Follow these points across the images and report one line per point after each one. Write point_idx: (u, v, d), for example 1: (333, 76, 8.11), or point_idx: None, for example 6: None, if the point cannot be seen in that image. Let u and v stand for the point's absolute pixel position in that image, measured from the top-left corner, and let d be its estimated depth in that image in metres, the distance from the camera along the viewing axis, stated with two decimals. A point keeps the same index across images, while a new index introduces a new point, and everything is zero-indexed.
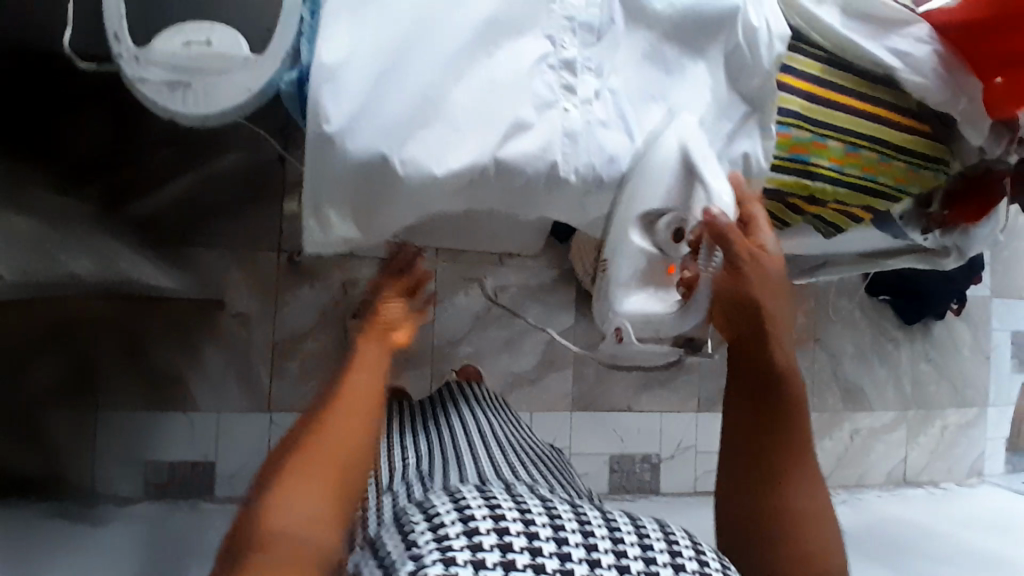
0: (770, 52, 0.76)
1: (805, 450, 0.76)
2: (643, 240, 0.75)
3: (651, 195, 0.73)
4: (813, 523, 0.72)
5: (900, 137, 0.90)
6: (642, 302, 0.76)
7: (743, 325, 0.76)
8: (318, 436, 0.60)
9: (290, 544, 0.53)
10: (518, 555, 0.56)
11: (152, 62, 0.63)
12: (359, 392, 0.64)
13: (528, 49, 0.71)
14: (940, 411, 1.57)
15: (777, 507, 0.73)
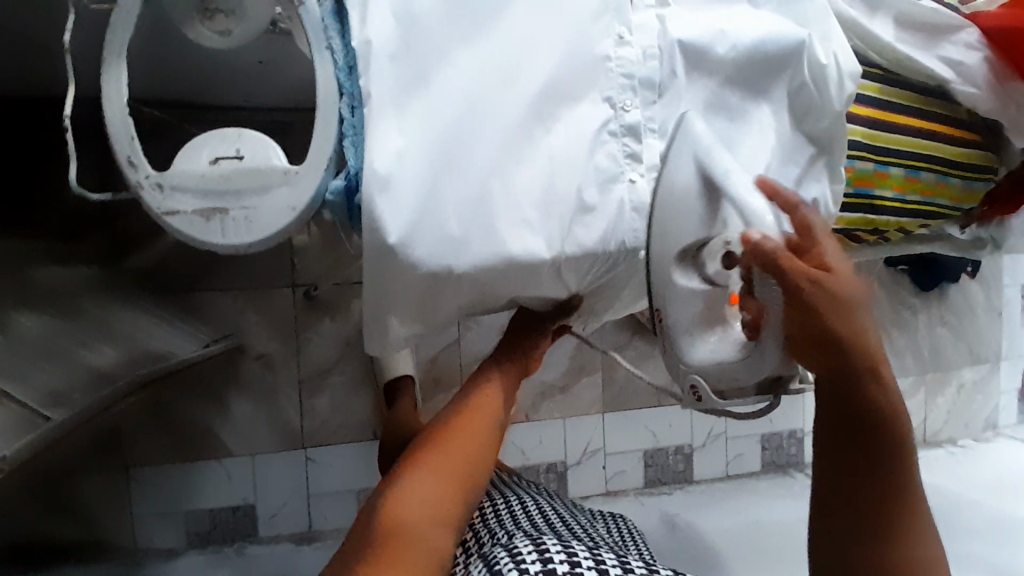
0: (841, 91, 0.70)
1: (905, 476, 0.61)
2: (694, 280, 0.63)
3: (684, 223, 0.63)
4: (925, 548, 0.61)
5: (955, 151, 0.87)
6: (708, 350, 0.63)
7: (825, 351, 0.58)
8: (442, 451, 0.66)
9: (414, 553, 0.59)
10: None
11: (180, 189, 0.55)
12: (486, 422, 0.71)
13: (586, 116, 0.64)
14: (955, 370, 1.62)
15: (883, 549, 0.60)
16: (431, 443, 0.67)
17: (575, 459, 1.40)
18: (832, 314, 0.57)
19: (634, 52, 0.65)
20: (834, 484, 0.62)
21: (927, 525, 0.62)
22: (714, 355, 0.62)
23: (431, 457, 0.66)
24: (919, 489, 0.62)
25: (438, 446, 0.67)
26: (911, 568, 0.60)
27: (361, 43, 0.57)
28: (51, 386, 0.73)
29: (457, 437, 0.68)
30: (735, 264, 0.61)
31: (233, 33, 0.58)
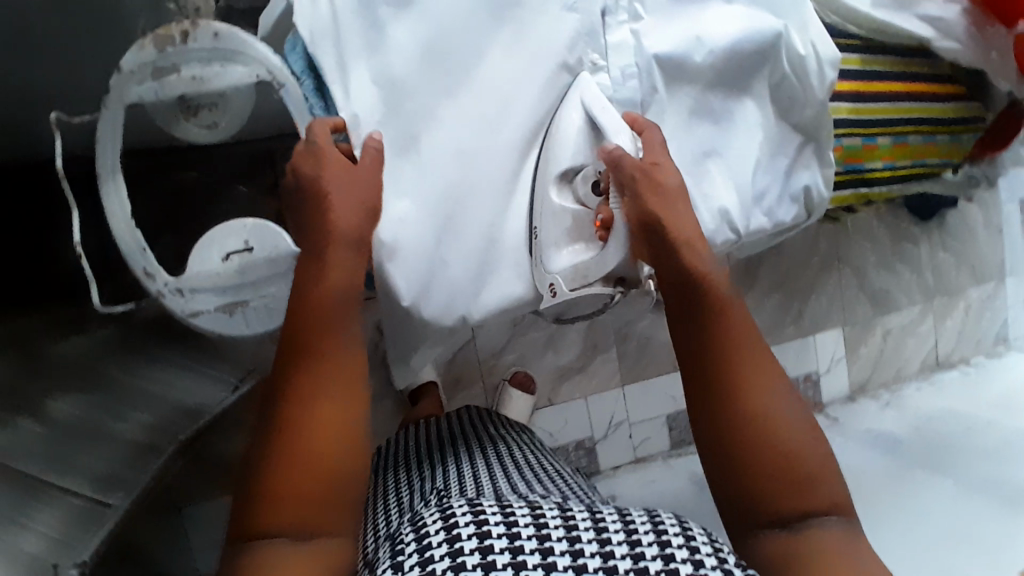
0: (822, 81, 0.70)
1: (759, 364, 0.52)
2: (568, 200, 0.63)
3: (562, 154, 0.63)
4: (802, 444, 0.50)
5: (938, 108, 0.88)
6: (571, 255, 0.63)
7: (658, 244, 0.57)
8: (308, 440, 0.47)
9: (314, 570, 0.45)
10: (558, 557, 0.45)
11: (201, 289, 0.58)
12: (342, 265, 0.52)
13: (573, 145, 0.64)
14: (962, 292, 1.64)
15: (741, 433, 0.50)
16: (287, 418, 0.48)
17: (601, 433, 1.44)
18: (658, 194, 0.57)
19: (611, 76, 0.66)
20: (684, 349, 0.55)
21: (810, 419, 0.52)
22: (581, 256, 0.63)
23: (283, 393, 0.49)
24: (793, 396, 0.51)
25: (302, 385, 0.49)
26: (776, 454, 0.49)
27: (349, 117, 0.57)
28: (101, 471, 0.76)
29: (326, 346, 0.50)
30: (598, 187, 0.63)
31: (220, 124, 0.59)
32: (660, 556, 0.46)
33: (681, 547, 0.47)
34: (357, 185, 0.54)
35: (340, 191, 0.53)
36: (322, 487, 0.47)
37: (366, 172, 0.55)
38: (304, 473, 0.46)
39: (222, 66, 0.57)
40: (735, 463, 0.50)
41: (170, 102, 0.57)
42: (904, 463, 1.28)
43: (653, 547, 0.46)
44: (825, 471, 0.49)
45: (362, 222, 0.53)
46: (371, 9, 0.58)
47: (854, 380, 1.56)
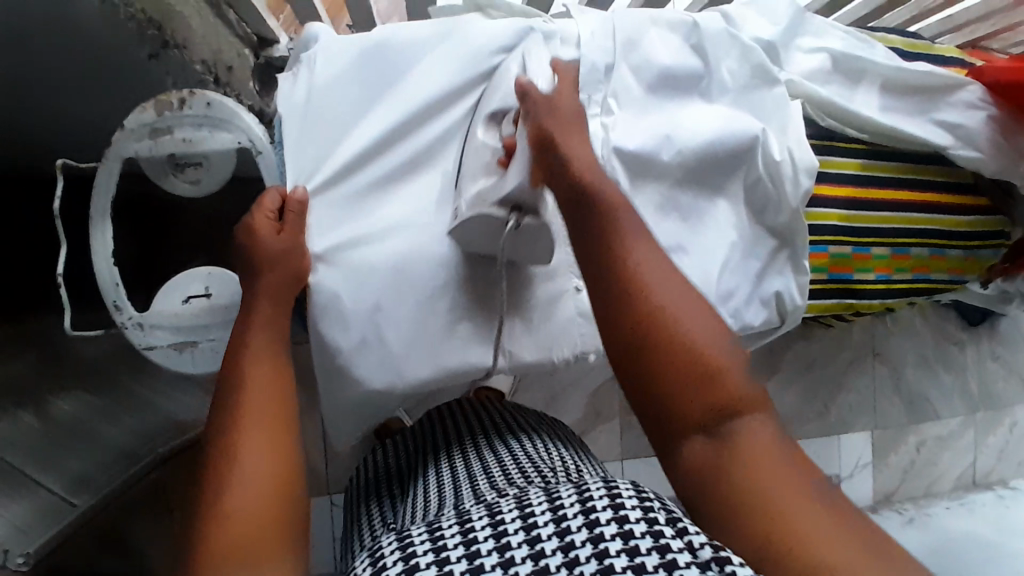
0: (796, 187, 0.68)
1: (664, 279, 0.50)
2: (492, 137, 0.62)
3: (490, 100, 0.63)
4: (707, 350, 0.47)
5: (950, 220, 0.83)
6: (483, 183, 0.60)
7: (557, 173, 0.55)
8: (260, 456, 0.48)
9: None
10: (486, 567, 0.37)
11: (159, 326, 0.62)
12: (264, 320, 0.56)
13: None
14: (1010, 408, 1.51)
15: (644, 345, 0.48)
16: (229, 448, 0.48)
17: None
18: (558, 124, 0.57)
19: None
20: (600, 296, 0.51)
21: (711, 317, 0.49)
22: (486, 184, 0.60)
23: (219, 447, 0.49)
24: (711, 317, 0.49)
25: (233, 435, 0.49)
26: (674, 356, 0.47)
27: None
28: (78, 473, 0.84)
29: (246, 390, 0.52)
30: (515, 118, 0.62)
31: (202, 180, 0.65)
32: (589, 539, 0.37)
33: (608, 522, 0.37)
34: (290, 251, 0.58)
35: (273, 259, 0.57)
36: (266, 518, 0.46)
37: (294, 238, 0.59)
38: (226, 513, 0.45)
39: (209, 132, 0.63)
40: (663, 393, 0.47)
41: (161, 158, 0.64)
42: None
43: (581, 532, 0.38)
44: (731, 369, 0.47)
45: (288, 286, 0.58)
46: (335, 101, 0.63)
47: (879, 488, 1.45)
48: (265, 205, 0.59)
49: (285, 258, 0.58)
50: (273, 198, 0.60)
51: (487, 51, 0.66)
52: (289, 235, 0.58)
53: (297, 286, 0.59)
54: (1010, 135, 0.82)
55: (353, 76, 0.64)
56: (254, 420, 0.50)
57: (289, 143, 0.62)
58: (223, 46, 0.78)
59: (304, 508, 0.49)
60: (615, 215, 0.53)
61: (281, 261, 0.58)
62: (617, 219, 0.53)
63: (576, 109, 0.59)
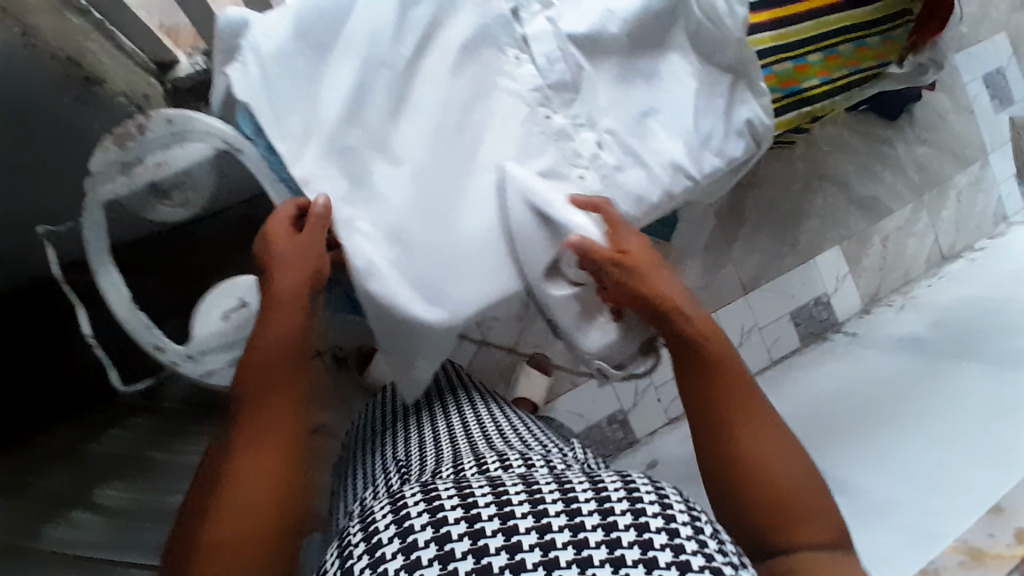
0: (735, 18, 0.74)
1: (761, 423, 0.61)
2: (563, 287, 0.72)
3: (535, 259, 0.68)
4: (787, 479, 0.58)
5: (869, 12, 0.88)
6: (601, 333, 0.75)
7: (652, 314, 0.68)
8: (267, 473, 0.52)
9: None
10: (519, 517, 0.45)
11: (210, 350, 0.61)
12: (276, 325, 0.58)
13: (510, 105, 0.69)
14: (948, 181, 1.64)
15: (731, 467, 0.59)
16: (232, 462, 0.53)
17: (630, 403, 1.47)
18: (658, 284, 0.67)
19: (536, 63, 0.70)
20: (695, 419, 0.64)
21: (794, 453, 0.60)
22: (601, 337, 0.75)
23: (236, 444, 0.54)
24: (795, 459, 0.59)
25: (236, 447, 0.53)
26: (759, 475, 0.58)
27: (297, 177, 0.62)
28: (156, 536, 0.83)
29: (261, 403, 0.55)
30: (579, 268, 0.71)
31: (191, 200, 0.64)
32: (633, 526, 0.45)
33: (654, 515, 0.46)
34: (284, 264, 0.60)
35: (289, 258, 0.59)
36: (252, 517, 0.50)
37: (308, 241, 0.59)
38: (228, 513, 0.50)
39: (181, 145, 0.62)
40: (744, 504, 0.58)
41: (143, 189, 0.63)
42: (931, 361, 1.29)
43: (626, 517, 0.46)
44: (805, 502, 0.57)
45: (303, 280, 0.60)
46: (290, 75, 0.63)
47: (863, 291, 1.58)
48: (274, 232, 0.60)
49: (312, 242, 0.60)
50: (281, 215, 0.61)
51: None
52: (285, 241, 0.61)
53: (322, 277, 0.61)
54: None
55: (302, 47, 0.63)
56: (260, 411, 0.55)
57: (268, 129, 0.61)
58: (134, 77, 0.88)
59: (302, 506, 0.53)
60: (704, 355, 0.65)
61: (296, 254, 0.60)
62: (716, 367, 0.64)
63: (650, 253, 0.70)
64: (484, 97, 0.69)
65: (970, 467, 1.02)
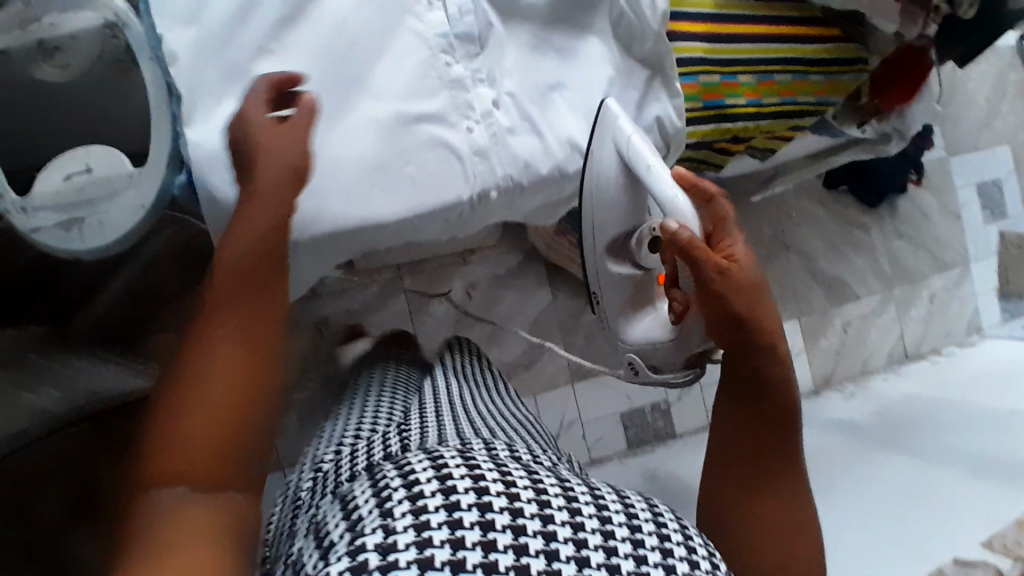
0: (655, 12, 0.74)
1: (792, 464, 0.60)
2: (627, 267, 0.85)
3: (611, 215, 0.82)
4: (785, 515, 0.58)
5: (812, 49, 0.88)
6: (646, 327, 0.85)
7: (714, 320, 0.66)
8: (221, 376, 0.44)
9: (205, 501, 0.40)
10: (524, 505, 0.39)
11: (44, 207, 0.61)
12: (254, 220, 0.53)
13: (413, 46, 0.70)
14: (924, 280, 1.59)
15: (740, 479, 0.60)
16: (198, 354, 0.45)
17: (552, 433, 1.41)
18: (737, 273, 0.65)
19: (447, 10, 0.71)
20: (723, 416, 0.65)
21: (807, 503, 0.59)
22: (648, 328, 0.84)
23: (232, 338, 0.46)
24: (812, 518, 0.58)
25: (199, 338, 0.46)
26: (762, 490, 0.59)
27: (167, 53, 0.62)
28: None
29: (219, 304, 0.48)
30: (650, 248, 0.81)
31: (71, 65, 0.66)
32: (631, 553, 0.40)
33: (622, 533, 0.41)
34: (277, 142, 0.57)
35: (278, 143, 0.57)
36: (227, 419, 0.42)
37: (286, 131, 0.58)
38: (200, 407, 0.42)
39: (76, 14, 0.63)
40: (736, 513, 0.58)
41: (29, 45, 0.64)
42: (861, 447, 1.22)
43: (595, 533, 0.39)
44: (800, 535, 0.57)
45: (282, 159, 0.57)
46: None
47: (817, 372, 1.52)
48: (252, 121, 0.58)
49: (281, 143, 0.57)
50: (263, 96, 0.60)
51: None
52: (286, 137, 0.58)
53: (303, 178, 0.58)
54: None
55: None
56: (218, 309, 0.47)
57: (154, 7, 0.62)
58: None
59: (269, 429, 0.45)
60: (758, 361, 0.63)
61: (263, 143, 0.57)
62: (773, 391, 0.62)
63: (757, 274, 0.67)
64: (386, 32, 0.69)
65: (872, 551, 0.93)
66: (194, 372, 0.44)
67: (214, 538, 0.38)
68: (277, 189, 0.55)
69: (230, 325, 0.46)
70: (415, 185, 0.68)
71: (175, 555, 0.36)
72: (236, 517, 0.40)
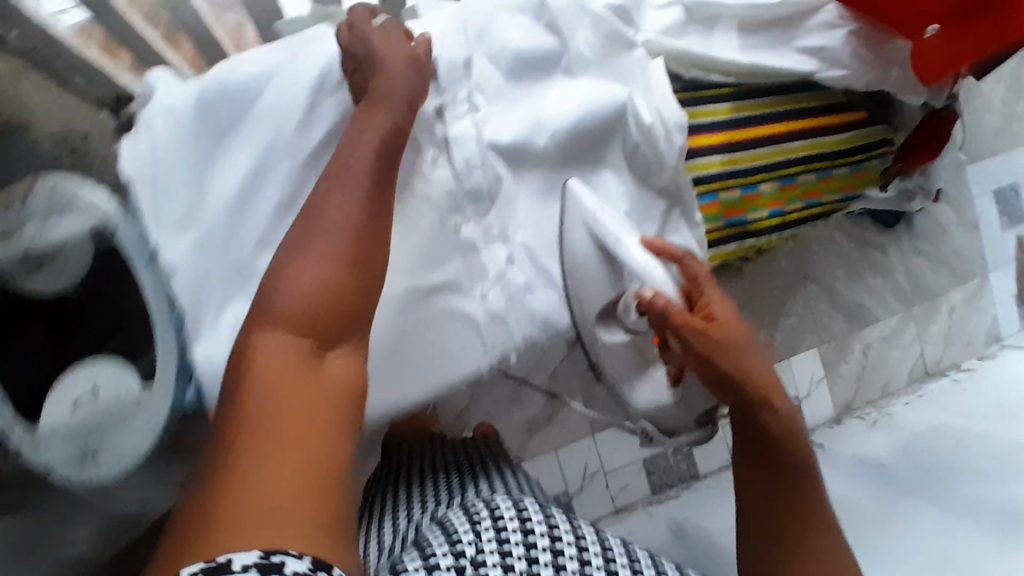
0: (671, 145, 0.70)
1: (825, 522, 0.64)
2: (619, 334, 0.72)
3: (591, 298, 0.69)
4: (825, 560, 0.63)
5: (834, 140, 0.84)
6: (651, 392, 0.74)
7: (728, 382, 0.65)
8: (324, 289, 0.49)
9: (321, 385, 0.46)
10: None
11: (53, 444, 0.58)
12: (350, 170, 0.54)
13: (419, 212, 0.66)
14: (942, 295, 1.57)
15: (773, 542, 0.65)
16: (285, 265, 0.50)
17: (577, 485, 1.42)
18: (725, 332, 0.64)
19: (452, 165, 0.67)
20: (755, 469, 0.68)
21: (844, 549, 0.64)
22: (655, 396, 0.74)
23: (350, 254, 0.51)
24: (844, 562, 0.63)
25: (299, 249, 0.50)
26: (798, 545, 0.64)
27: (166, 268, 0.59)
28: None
29: (332, 204, 0.52)
30: (641, 315, 0.68)
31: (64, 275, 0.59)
32: None
33: None
34: (394, 70, 0.59)
35: (393, 65, 0.59)
36: (329, 321, 0.49)
37: (395, 51, 0.60)
38: (321, 289, 0.49)
39: (60, 218, 0.58)
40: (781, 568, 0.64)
41: (11, 262, 0.56)
42: (886, 496, 1.22)
43: None
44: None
45: (397, 89, 0.58)
46: (180, 159, 0.61)
47: (839, 399, 1.52)
48: (375, 33, 0.61)
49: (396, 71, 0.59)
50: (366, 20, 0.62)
51: (332, 76, 0.63)
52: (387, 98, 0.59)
53: (420, 98, 0.61)
54: (879, 40, 0.83)
55: (196, 131, 0.61)
56: (324, 224, 0.51)
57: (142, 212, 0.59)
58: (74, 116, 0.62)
59: (343, 364, 0.48)
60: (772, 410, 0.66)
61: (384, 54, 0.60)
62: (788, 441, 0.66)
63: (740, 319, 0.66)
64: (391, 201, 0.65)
65: None
66: (291, 286, 0.48)
67: (327, 420, 0.44)
68: (398, 122, 0.58)
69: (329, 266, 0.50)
70: (433, 364, 0.66)
71: (270, 487, 0.39)
72: (345, 409, 0.46)
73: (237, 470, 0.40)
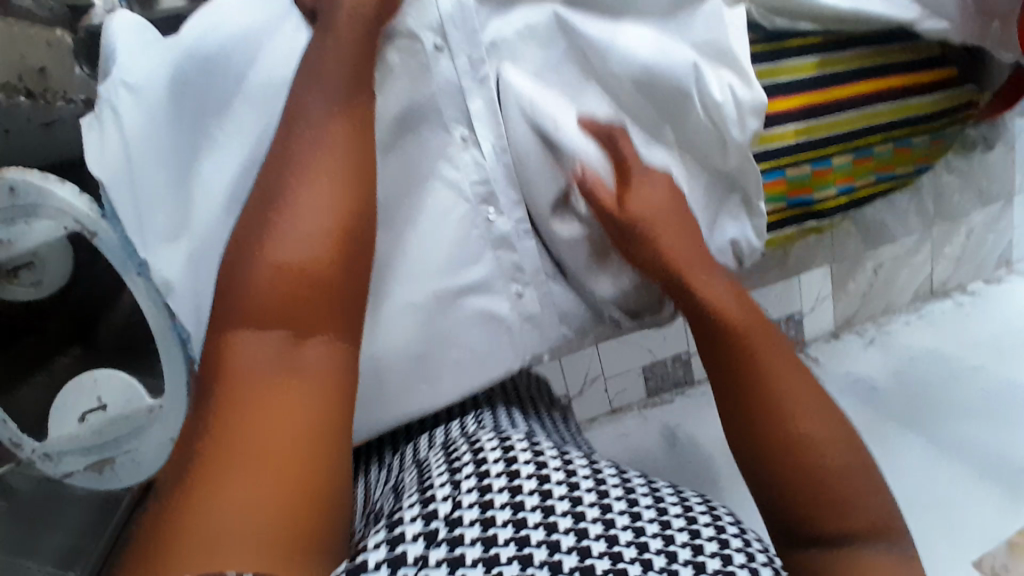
0: (743, 131, 0.60)
1: (812, 413, 0.55)
2: (573, 223, 0.61)
3: (540, 190, 0.59)
4: (833, 457, 0.53)
5: (920, 103, 0.74)
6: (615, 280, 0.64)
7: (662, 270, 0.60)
8: (295, 264, 0.43)
9: (306, 382, 0.42)
10: None
11: (66, 452, 0.61)
12: (309, 137, 0.46)
13: (451, 205, 0.58)
14: (966, 215, 1.50)
15: (769, 466, 0.54)
16: (260, 237, 0.44)
17: (577, 389, 1.36)
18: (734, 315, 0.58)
19: (481, 150, 0.58)
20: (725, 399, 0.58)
21: (846, 437, 0.54)
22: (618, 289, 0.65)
23: (332, 224, 0.45)
24: (852, 455, 0.53)
25: (272, 221, 0.44)
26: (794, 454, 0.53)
27: (159, 284, 0.52)
28: None
29: (308, 168, 0.45)
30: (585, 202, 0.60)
31: (43, 279, 0.61)
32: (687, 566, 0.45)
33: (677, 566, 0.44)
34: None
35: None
36: (320, 307, 0.44)
37: None
38: (300, 270, 0.43)
39: (28, 223, 0.54)
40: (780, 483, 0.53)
41: None
42: (880, 423, 1.25)
43: None
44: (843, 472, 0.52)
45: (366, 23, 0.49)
46: (160, 148, 0.51)
47: (841, 315, 1.48)
48: None
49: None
50: None
51: None
52: (351, 44, 0.48)
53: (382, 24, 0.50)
54: None
55: (175, 113, 0.51)
56: (303, 184, 0.45)
57: (124, 218, 0.51)
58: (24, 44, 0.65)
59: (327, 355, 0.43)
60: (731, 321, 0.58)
61: None
62: (755, 345, 0.57)
63: (677, 200, 0.60)
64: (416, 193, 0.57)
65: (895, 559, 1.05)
66: (256, 253, 0.44)
67: (314, 424, 0.40)
68: (363, 50, 0.49)
69: (316, 225, 0.44)
70: (465, 373, 0.61)
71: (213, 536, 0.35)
72: (336, 396, 0.42)
73: (205, 486, 0.37)
